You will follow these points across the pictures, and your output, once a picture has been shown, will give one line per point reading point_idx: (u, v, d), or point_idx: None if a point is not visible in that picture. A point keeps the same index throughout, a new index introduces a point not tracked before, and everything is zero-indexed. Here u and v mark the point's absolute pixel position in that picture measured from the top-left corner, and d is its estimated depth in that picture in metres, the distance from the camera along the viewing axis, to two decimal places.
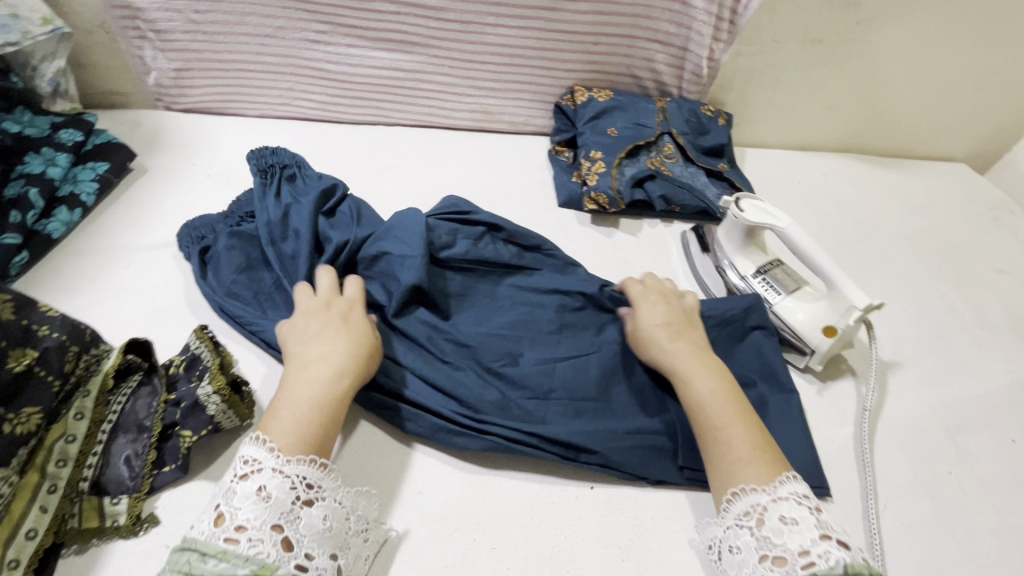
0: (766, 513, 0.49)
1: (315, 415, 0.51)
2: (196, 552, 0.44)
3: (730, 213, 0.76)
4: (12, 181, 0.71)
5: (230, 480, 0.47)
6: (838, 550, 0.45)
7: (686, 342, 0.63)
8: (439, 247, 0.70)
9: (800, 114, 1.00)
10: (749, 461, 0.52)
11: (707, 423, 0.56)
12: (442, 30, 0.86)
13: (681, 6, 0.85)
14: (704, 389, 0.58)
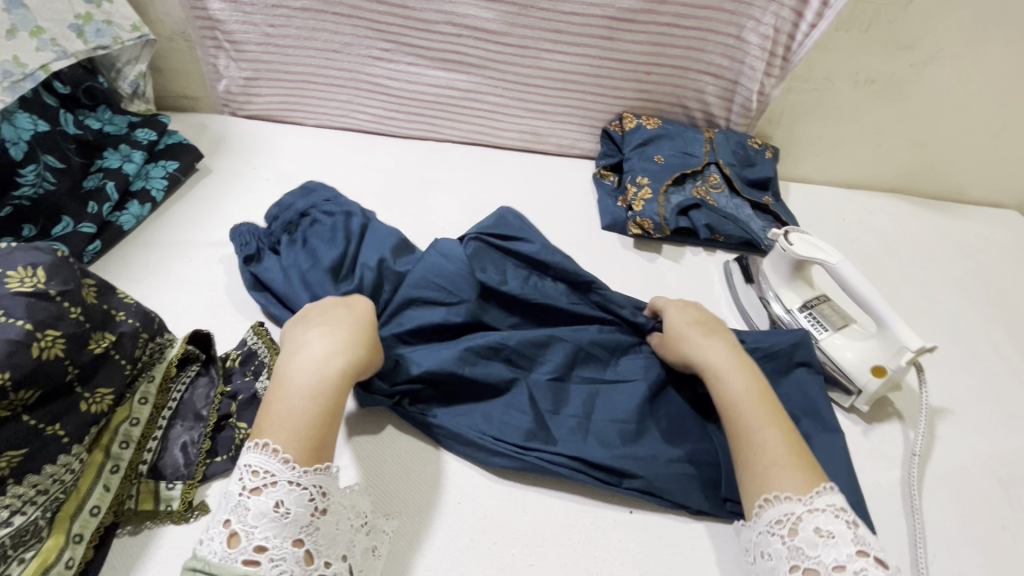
0: (801, 523, 0.49)
1: (312, 410, 0.50)
2: (213, 575, 0.42)
3: (778, 246, 0.75)
4: (91, 174, 0.76)
5: (240, 494, 0.45)
6: (875, 567, 0.46)
7: (721, 342, 0.64)
8: (490, 284, 0.71)
9: (848, 151, 1.00)
10: (784, 465, 0.53)
11: (742, 423, 0.57)
12: (500, 52, 0.89)
13: (735, 41, 0.86)
14: (740, 391, 0.59)
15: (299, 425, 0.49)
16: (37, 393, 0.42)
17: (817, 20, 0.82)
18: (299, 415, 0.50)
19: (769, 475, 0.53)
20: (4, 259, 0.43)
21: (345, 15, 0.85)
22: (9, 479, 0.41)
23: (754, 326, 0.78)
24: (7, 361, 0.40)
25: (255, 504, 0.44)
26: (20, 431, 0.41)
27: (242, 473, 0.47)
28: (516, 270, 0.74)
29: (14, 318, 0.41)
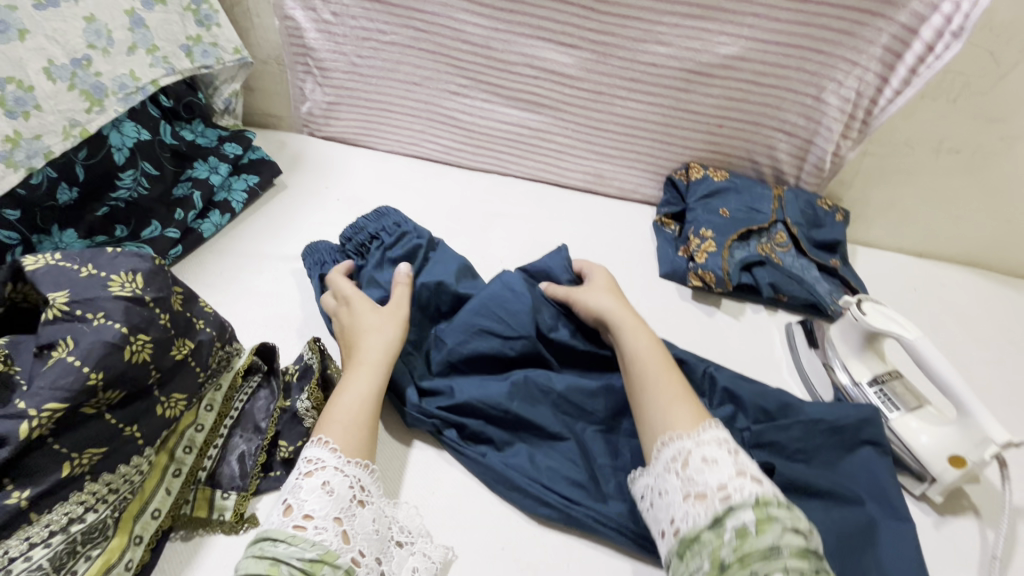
0: (690, 456, 0.51)
1: (360, 410, 0.56)
2: (268, 538, 0.46)
3: (849, 314, 0.72)
4: (182, 183, 0.81)
5: (295, 477, 0.50)
6: (752, 485, 0.48)
7: (621, 299, 0.69)
8: (546, 328, 0.69)
9: (923, 221, 0.95)
10: (676, 407, 0.56)
11: (641, 376, 0.60)
12: (574, 96, 0.90)
13: (814, 101, 0.85)
14: (635, 343, 0.63)
15: (349, 421, 0.55)
16: (123, 394, 0.44)
17: (903, 87, 0.80)
18: (350, 415, 0.55)
19: (666, 421, 0.55)
20: (109, 263, 0.46)
21: (429, 51, 0.89)
22: (87, 475, 0.43)
23: (817, 396, 0.74)
24: (101, 362, 0.42)
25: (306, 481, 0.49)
26: (103, 429, 0.43)
27: (298, 462, 0.52)
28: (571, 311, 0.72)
29: (111, 320, 0.43)
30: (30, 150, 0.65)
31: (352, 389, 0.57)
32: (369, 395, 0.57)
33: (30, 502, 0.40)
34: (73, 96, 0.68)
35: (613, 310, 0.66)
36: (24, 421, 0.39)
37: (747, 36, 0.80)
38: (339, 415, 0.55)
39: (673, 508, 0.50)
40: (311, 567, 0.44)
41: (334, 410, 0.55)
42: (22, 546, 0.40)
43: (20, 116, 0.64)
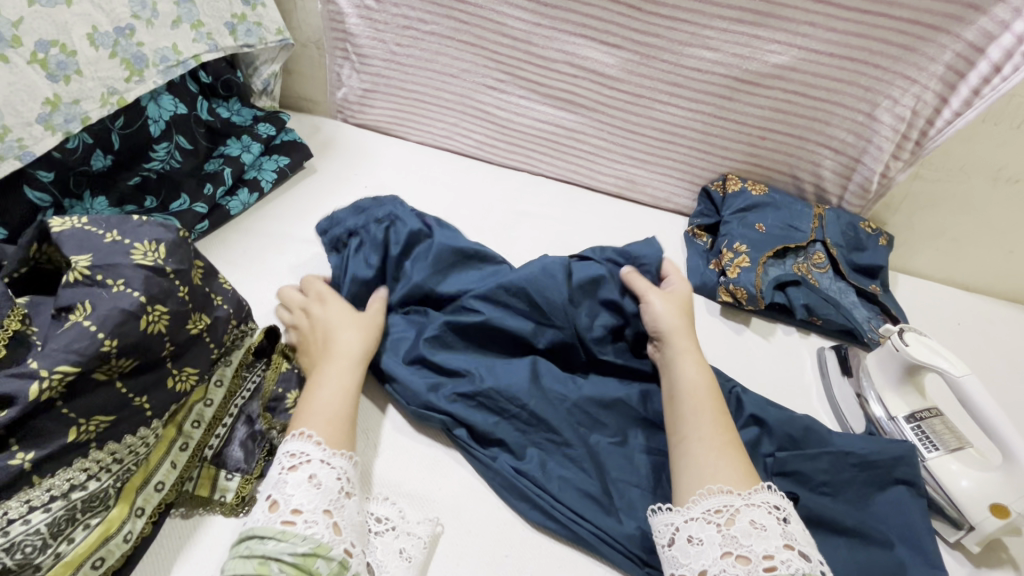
0: (737, 515, 0.49)
1: (342, 405, 0.55)
2: (253, 537, 0.45)
3: (890, 344, 0.69)
4: (213, 159, 0.81)
5: (278, 472, 0.49)
6: (800, 561, 0.45)
7: (688, 325, 0.66)
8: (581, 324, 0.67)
9: (972, 252, 0.90)
10: (729, 461, 0.53)
11: (697, 413, 0.57)
12: (613, 97, 0.88)
13: (865, 118, 0.81)
14: (694, 373, 0.61)
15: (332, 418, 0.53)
16: (134, 362, 0.43)
17: (964, 108, 0.75)
18: (331, 408, 0.54)
19: (716, 469, 0.53)
20: (133, 231, 0.45)
21: (468, 44, 0.88)
22: (91, 442, 0.42)
23: (848, 428, 0.70)
24: (116, 329, 0.41)
25: (292, 475, 0.48)
26: (112, 397, 0.42)
27: (280, 456, 0.50)
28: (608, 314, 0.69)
29: (130, 288, 0.42)
30: (68, 114, 0.65)
31: (329, 386, 0.56)
32: (348, 389, 0.57)
33: (34, 465, 0.39)
34: (114, 64, 0.69)
35: (686, 339, 0.64)
36: (34, 381, 0.38)
37: (799, 45, 0.76)
38: (319, 409, 0.53)
39: (707, 559, 0.47)
40: (303, 562, 0.43)
41: (316, 403, 0.54)
42: (22, 508, 0.39)
43: (61, 79, 0.64)
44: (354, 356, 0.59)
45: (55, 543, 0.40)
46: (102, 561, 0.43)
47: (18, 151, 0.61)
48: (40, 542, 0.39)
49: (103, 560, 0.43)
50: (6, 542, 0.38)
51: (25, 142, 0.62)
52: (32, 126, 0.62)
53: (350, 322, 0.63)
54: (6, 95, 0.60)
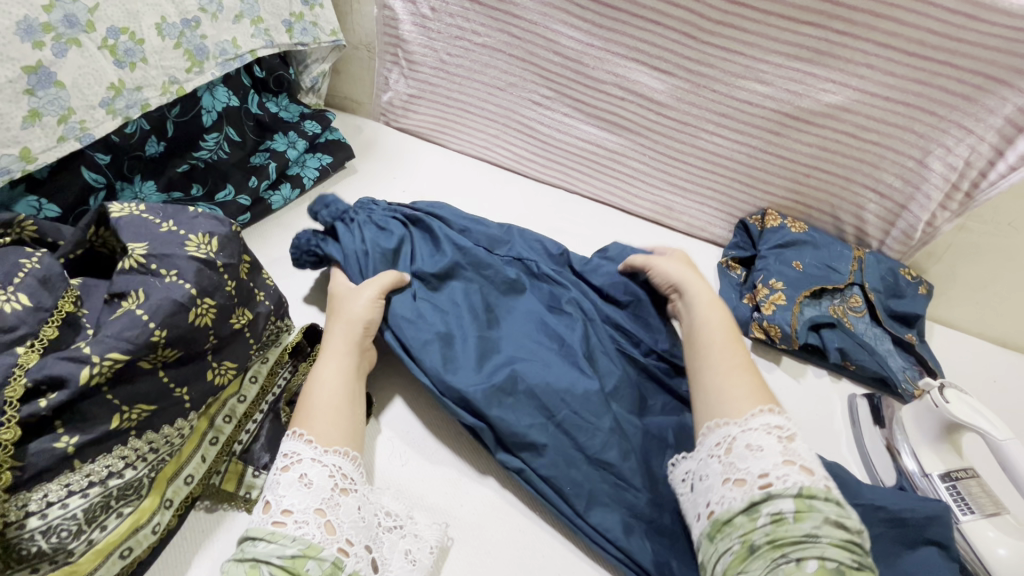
0: (735, 442, 0.53)
1: (340, 400, 0.56)
2: (248, 540, 0.47)
3: (928, 399, 0.67)
4: (260, 153, 0.82)
5: (271, 472, 0.51)
6: (799, 475, 0.49)
7: (699, 273, 0.71)
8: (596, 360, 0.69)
9: (1014, 311, 0.87)
10: (737, 392, 0.57)
11: (713, 346, 0.62)
12: (659, 123, 0.88)
13: (915, 165, 0.80)
14: (703, 313, 0.66)
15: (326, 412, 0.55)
16: (179, 353, 0.43)
17: (1019, 162, 0.73)
18: (326, 402, 0.55)
19: (724, 395, 0.57)
20: (189, 223, 0.46)
21: (519, 58, 0.89)
22: (132, 431, 0.42)
23: (878, 480, 0.69)
24: (166, 320, 0.41)
25: (284, 476, 0.49)
26: (156, 386, 0.43)
27: (277, 457, 0.52)
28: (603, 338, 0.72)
29: (182, 279, 0.43)
30: (130, 100, 0.66)
31: (327, 371, 0.58)
32: (346, 374, 0.58)
33: (76, 448, 0.39)
34: (177, 54, 0.70)
35: (703, 285, 0.69)
36: (87, 366, 0.38)
37: (856, 86, 0.76)
38: (314, 402, 0.55)
39: (713, 491, 0.52)
40: (292, 564, 0.44)
41: (314, 396, 0.56)
42: (61, 492, 0.38)
43: (128, 66, 0.65)
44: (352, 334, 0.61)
45: (89, 529, 0.40)
46: (130, 550, 0.43)
47: (79, 133, 0.62)
48: (75, 528, 0.39)
49: (131, 550, 0.43)
50: (44, 525, 0.38)
51: (87, 124, 0.63)
52: (95, 109, 0.63)
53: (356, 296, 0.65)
54: (75, 78, 0.61)
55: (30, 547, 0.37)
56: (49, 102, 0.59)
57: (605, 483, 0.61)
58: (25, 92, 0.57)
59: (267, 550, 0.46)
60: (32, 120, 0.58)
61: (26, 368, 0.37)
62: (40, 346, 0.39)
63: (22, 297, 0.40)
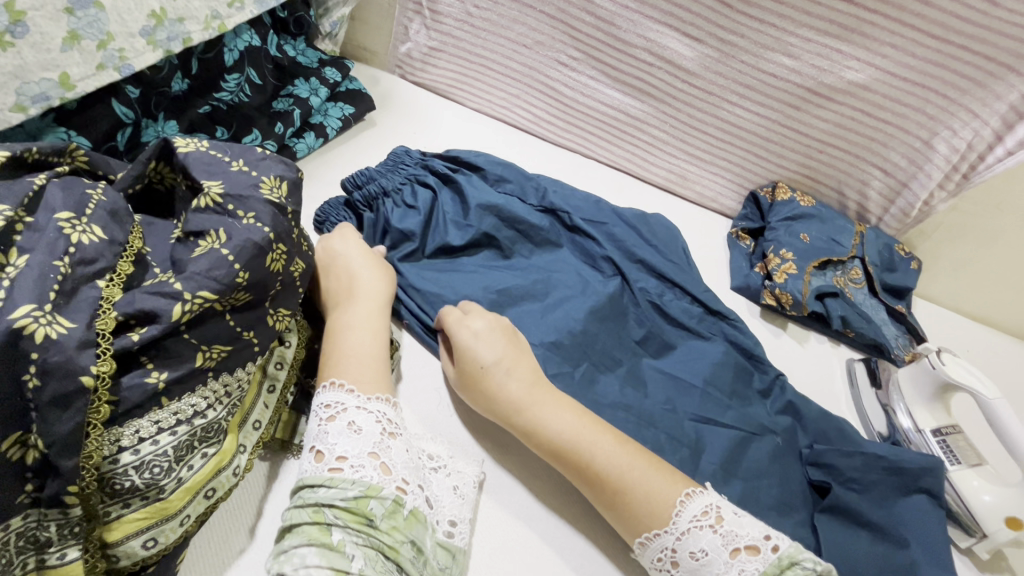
0: (678, 554, 0.50)
1: (372, 346, 0.57)
2: (305, 487, 0.48)
3: (927, 362, 0.73)
4: (282, 98, 0.79)
5: (318, 424, 0.51)
6: (751, 561, 0.48)
7: (522, 374, 0.60)
8: (628, 335, 0.73)
9: (994, 290, 0.92)
10: (652, 493, 0.52)
11: (579, 455, 0.55)
12: (684, 91, 0.89)
13: (922, 145, 0.84)
14: (557, 424, 0.57)
15: (360, 359, 0.56)
16: (250, 297, 0.42)
17: (1016, 148, 0.78)
18: (359, 351, 0.56)
19: (643, 506, 0.52)
20: (257, 164, 0.46)
21: (549, 16, 0.87)
22: (210, 371, 0.42)
23: (871, 430, 0.76)
24: (250, 263, 0.41)
25: (332, 425, 0.50)
26: (224, 330, 0.42)
27: (316, 408, 0.52)
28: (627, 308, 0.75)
29: (260, 222, 0.42)
30: (172, 32, 0.64)
31: (354, 326, 0.58)
32: (376, 332, 0.59)
33: (165, 385, 0.39)
34: None
35: (518, 386, 0.59)
36: (179, 302, 0.38)
37: (878, 65, 0.79)
38: (347, 354, 0.56)
39: None
40: (356, 506, 0.47)
41: (346, 349, 0.56)
42: (151, 428, 0.38)
43: None
44: (374, 292, 0.62)
45: (178, 467, 0.40)
46: (214, 491, 0.43)
47: (118, 62, 0.60)
48: (166, 465, 0.39)
49: (214, 491, 0.43)
50: (137, 460, 0.38)
51: (126, 53, 0.60)
52: (135, 38, 0.60)
53: (365, 259, 0.64)
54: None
55: (124, 482, 0.37)
56: (87, 24, 0.57)
57: (635, 433, 0.64)
58: (65, 11, 0.55)
59: (327, 496, 0.47)
60: (71, 43, 0.56)
61: (112, 301, 0.37)
62: (118, 281, 0.38)
63: (96, 228, 0.38)
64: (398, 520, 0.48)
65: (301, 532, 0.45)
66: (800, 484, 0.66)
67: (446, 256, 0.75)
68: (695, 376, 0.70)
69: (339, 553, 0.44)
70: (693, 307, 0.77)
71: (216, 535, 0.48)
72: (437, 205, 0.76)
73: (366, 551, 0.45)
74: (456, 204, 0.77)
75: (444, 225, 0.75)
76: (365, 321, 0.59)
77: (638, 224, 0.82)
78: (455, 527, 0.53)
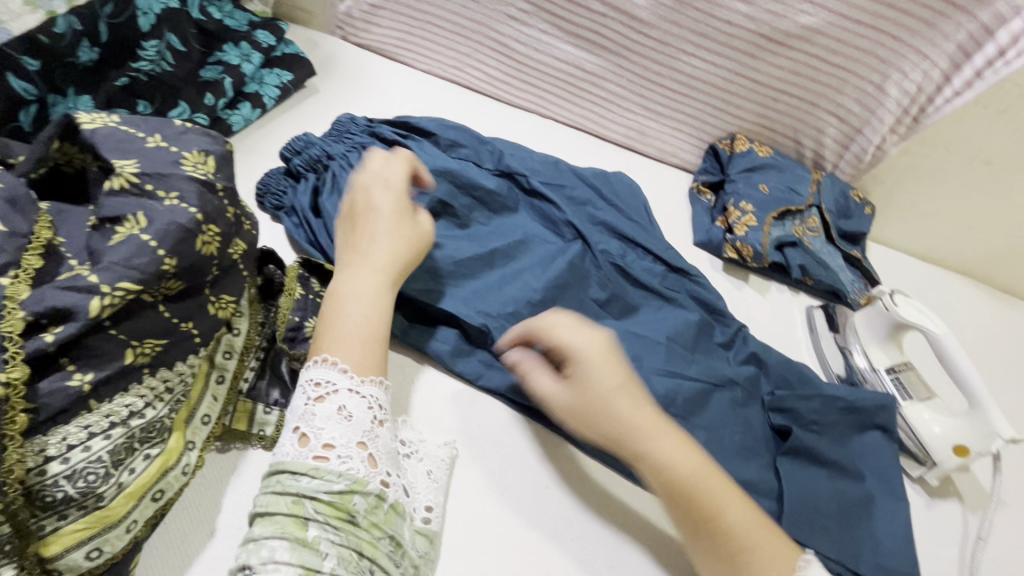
0: None
1: (375, 326, 0.53)
2: (285, 472, 0.46)
3: (880, 304, 0.75)
4: (210, 66, 0.73)
5: (305, 403, 0.48)
6: None
7: (643, 404, 0.53)
8: (591, 298, 0.72)
9: (940, 230, 0.95)
10: (765, 549, 0.48)
11: (702, 500, 0.50)
12: (640, 42, 0.86)
13: (874, 89, 0.84)
14: (680, 464, 0.51)
15: (357, 336, 0.51)
16: (183, 285, 0.40)
17: (963, 89, 0.79)
18: (361, 329, 0.52)
19: (761, 559, 0.48)
20: (177, 139, 0.42)
21: None
22: (146, 368, 0.40)
23: (830, 373, 0.78)
24: (176, 248, 0.38)
25: (320, 408, 0.47)
26: (159, 322, 0.39)
27: (304, 385, 0.49)
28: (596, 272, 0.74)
29: (184, 202, 0.39)
30: None
31: (357, 299, 0.53)
32: (376, 306, 0.54)
33: (92, 387, 0.37)
34: None
35: (638, 414, 0.52)
36: (96, 297, 0.35)
37: (830, 7, 0.78)
38: (346, 330, 0.51)
39: None
40: (339, 501, 0.45)
41: (350, 321, 0.52)
42: (81, 434, 0.36)
43: None
44: (388, 265, 0.56)
45: (117, 472, 0.38)
46: (162, 493, 0.41)
47: None
48: (103, 471, 0.37)
49: (163, 493, 0.42)
50: (68, 469, 0.36)
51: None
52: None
53: (388, 226, 0.58)
54: None
55: (56, 493, 0.35)
56: None
57: None
58: None
59: (308, 487, 0.45)
60: None
61: (18, 301, 0.34)
62: (25, 277, 0.35)
63: None
64: (379, 514, 0.47)
65: (275, 523, 0.43)
66: (763, 429, 0.68)
67: None
68: (660, 332, 0.70)
69: (313, 550, 0.43)
70: (655, 266, 0.77)
71: (174, 535, 0.45)
72: None
73: (341, 550, 0.43)
74: None
75: None
76: (373, 296, 0.54)
77: (598, 183, 0.82)
78: (431, 512, 0.53)
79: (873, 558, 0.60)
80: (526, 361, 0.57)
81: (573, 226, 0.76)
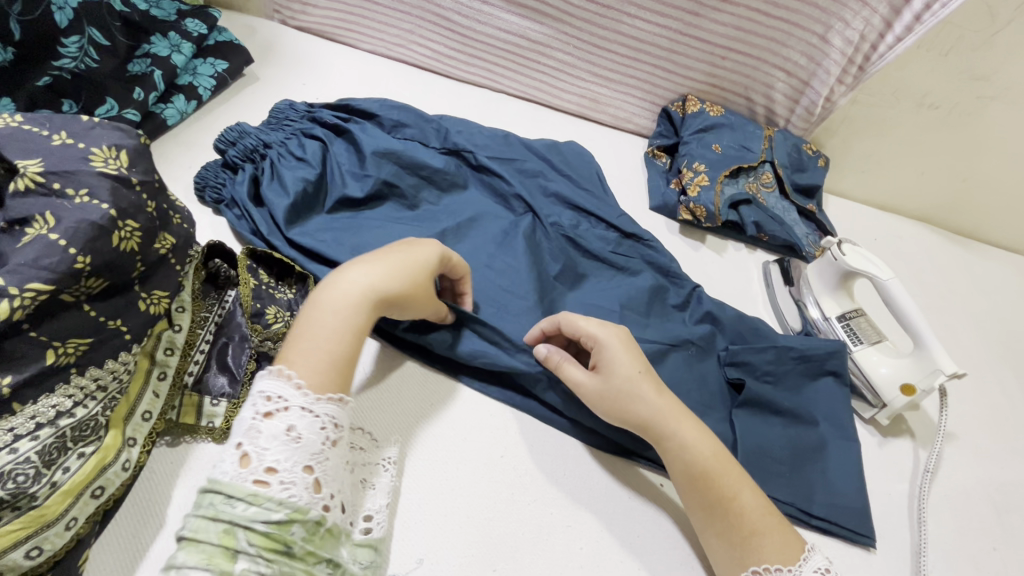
0: None
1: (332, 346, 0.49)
2: (221, 494, 0.41)
3: (829, 254, 0.77)
4: (137, 59, 0.71)
5: (253, 418, 0.44)
6: None
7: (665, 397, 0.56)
8: (546, 269, 0.72)
9: (894, 175, 0.97)
10: (767, 531, 0.51)
11: (722, 485, 0.53)
12: (582, 8, 0.85)
13: (818, 41, 0.84)
14: (705, 452, 0.54)
15: (313, 356, 0.48)
16: (105, 283, 0.40)
17: (904, 34, 0.78)
18: (322, 349, 0.49)
19: (760, 543, 0.50)
20: (85, 135, 0.41)
21: None
22: (73, 367, 0.40)
23: (787, 326, 0.80)
24: (88, 245, 0.38)
25: (267, 426, 0.43)
26: (85, 321, 0.40)
27: (254, 397, 0.45)
28: (549, 243, 0.74)
29: (96, 199, 0.39)
30: None
31: (327, 318, 0.50)
32: (351, 329, 0.51)
33: (12, 390, 0.37)
34: None
35: (662, 400, 0.56)
36: (4, 300, 0.35)
37: None
38: (305, 349, 0.48)
39: None
40: (275, 531, 0.41)
41: (313, 338, 0.49)
42: (7, 437, 0.37)
43: None
44: (368, 296, 0.52)
45: (49, 471, 0.39)
46: (102, 489, 0.42)
47: None
48: (33, 471, 0.38)
49: (104, 489, 0.42)
50: None
51: None
52: None
53: (391, 260, 0.55)
54: None
55: None
56: None
57: None
58: None
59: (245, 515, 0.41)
60: None
61: None
62: None
63: None
64: (316, 540, 0.43)
65: (201, 551, 0.39)
66: (719, 383, 0.70)
67: (349, 209, 0.70)
68: (615, 298, 0.71)
69: None
70: (609, 233, 0.77)
71: (125, 532, 0.45)
72: (325, 159, 0.72)
73: None
74: (351, 154, 0.73)
75: (339, 178, 0.71)
76: (342, 319, 0.51)
77: (549, 154, 0.82)
78: (371, 522, 0.50)
79: (824, 497, 0.62)
80: (556, 354, 0.59)
81: (524, 199, 0.76)
